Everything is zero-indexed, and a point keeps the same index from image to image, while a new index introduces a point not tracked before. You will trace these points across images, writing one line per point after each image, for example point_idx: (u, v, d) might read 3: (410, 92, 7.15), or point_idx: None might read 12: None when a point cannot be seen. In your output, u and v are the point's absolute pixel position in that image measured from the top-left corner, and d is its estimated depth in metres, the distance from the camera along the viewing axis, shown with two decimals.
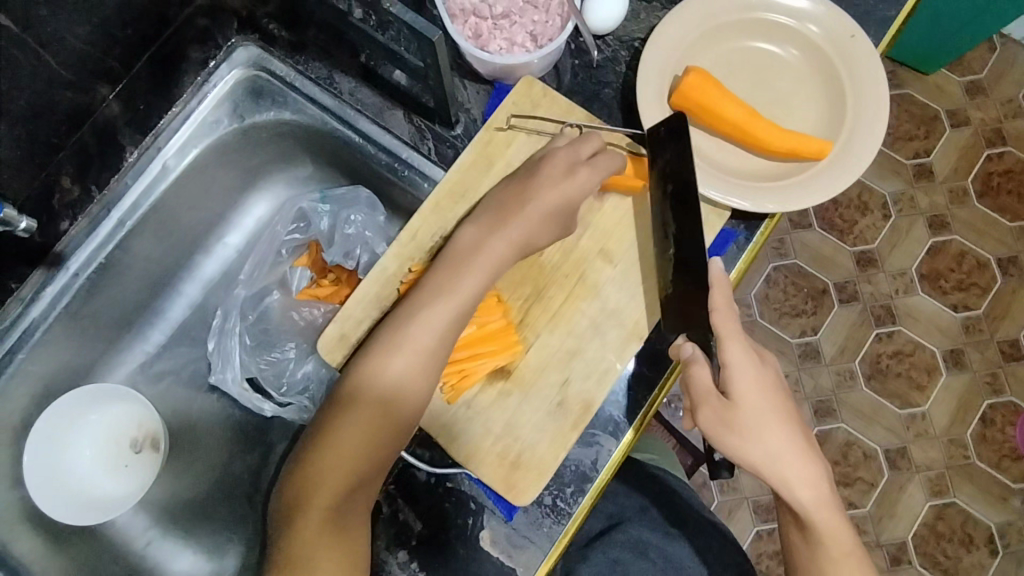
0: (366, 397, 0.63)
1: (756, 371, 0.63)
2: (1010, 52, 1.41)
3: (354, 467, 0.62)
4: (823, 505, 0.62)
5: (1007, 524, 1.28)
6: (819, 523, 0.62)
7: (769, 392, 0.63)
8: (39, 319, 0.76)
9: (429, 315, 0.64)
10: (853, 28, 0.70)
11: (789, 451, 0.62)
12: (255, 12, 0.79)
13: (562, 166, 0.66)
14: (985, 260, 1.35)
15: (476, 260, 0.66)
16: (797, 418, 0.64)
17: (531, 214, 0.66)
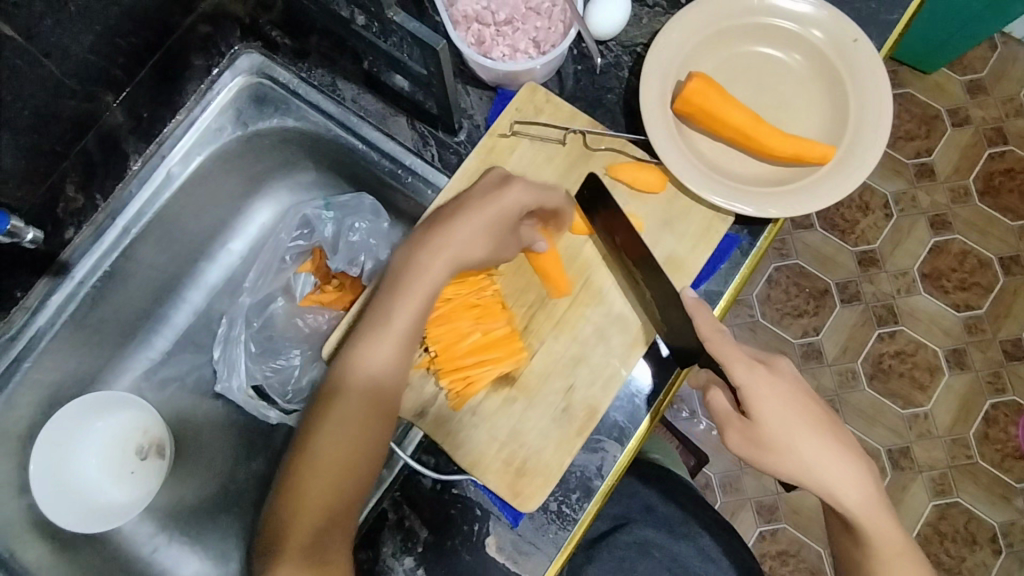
0: (336, 417, 0.60)
1: (776, 387, 0.63)
2: (1011, 50, 1.41)
3: (331, 488, 0.59)
4: (867, 505, 0.63)
5: (1010, 524, 1.28)
6: (865, 523, 0.63)
7: (795, 404, 0.63)
8: (45, 327, 0.76)
9: (377, 342, 0.62)
10: (855, 32, 0.70)
11: (823, 461, 0.63)
12: (258, 19, 0.79)
13: (493, 180, 0.66)
14: (987, 259, 1.35)
15: (414, 281, 0.63)
16: (831, 426, 0.64)
17: (466, 235, 0.64)
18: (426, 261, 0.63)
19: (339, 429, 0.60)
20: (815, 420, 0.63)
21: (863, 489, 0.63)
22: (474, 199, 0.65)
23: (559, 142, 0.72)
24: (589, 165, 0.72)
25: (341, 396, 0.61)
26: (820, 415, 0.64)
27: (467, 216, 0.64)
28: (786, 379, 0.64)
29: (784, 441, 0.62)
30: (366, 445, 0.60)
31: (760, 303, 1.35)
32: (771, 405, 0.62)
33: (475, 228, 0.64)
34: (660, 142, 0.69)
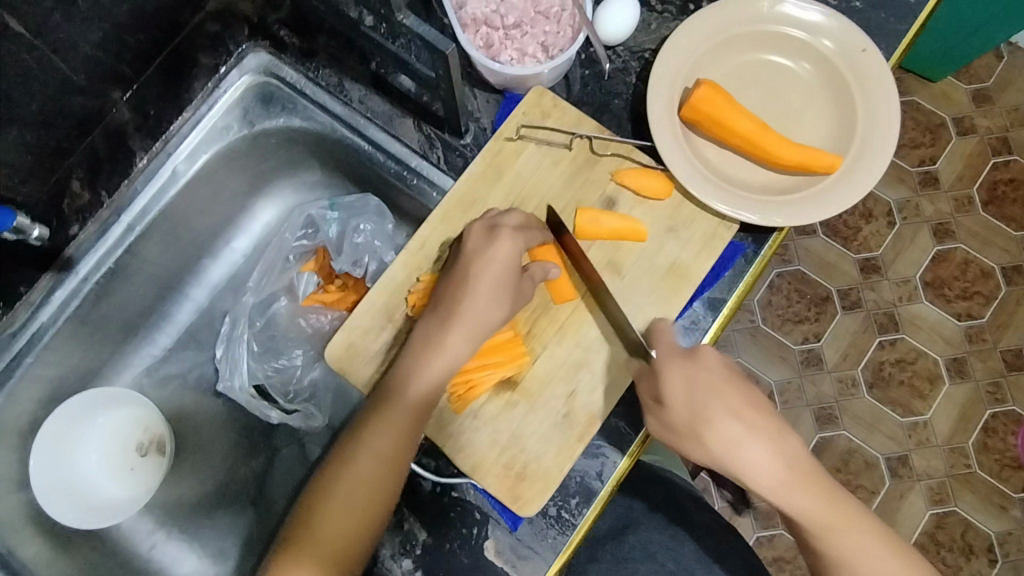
0: (345, 486, 0.62)
1: (690, 373, 0.63)
2: (1018, 60, 1.40)
3: (335, 554, 0.61)
4: (813, 490, 0.62)
5: (1007, 534, 1.28)
6: (815, 511, 0.62)
7: (718, 391, 0.63)
8: (48, 322, 0.76)
9: (394, 412, 0.63)
10: (864, 42, 0.70)
11: (740, 446, 0.62)
12: (267, 18, 0.79)
13: (482, 232, 0.67)
14: (989, 269, 1.35)
15: (425, 343, 0.64)
16: (748, 410, 0.63)
17: (476, 306, 0.64)
18: (440, 337, 0.64)
19: (347, 497, 0.62)
20: (742, 406, 0.64)
21: (804, 473, 0.62)
22: (472, 267, 0.65)
23: (565, 146, 0.72)
24: (595, 170, 0.72)
25: (351, 467, 0.62)
26: (749, 399, 0.64)
27: (474, 289, 0.65)
28: (708, 365, 0.64)
29: (709, 435, 0.63)
30: (373, 512, 0.62)
31: (761, 309, 1.35)
32: (692, 395, 0.63)
33: (483, 301, 0.65)
34: (667, 148, 0.69)
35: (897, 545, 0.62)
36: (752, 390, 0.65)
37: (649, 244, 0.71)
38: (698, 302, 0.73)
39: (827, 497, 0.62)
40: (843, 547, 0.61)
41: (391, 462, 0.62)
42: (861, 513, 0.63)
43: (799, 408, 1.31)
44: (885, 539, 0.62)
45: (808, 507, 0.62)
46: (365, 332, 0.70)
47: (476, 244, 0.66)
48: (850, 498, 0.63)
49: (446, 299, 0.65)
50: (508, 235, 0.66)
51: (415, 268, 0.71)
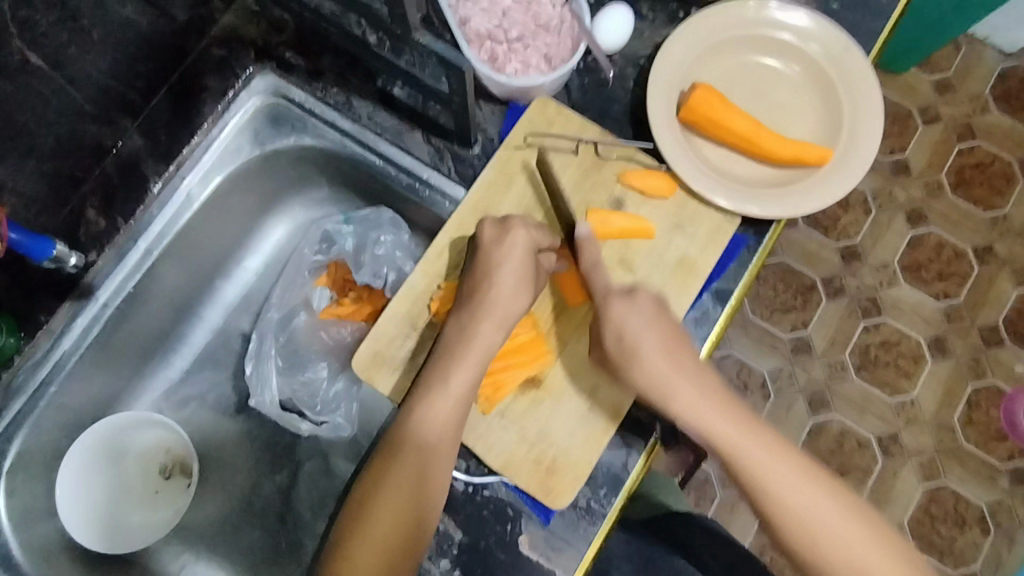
0: (396, 477, 0.64)
1: (629, 310, 0.67)
2: (975, 50, 1.48)
3: (401, 517, 0.64)
4: (732, 420, 0.64)
5: (997, 503, 1.33)
6: (735, 442, 0.63)
7: (647, 331, 0.66)
8: (70, 351, 0.77)
9: (435, 403, 0.65)
10: (845, 41, 0.75)
11: (660, 367, 0.65)
12: (270, 41, 0.81)
13: (495, 227, 0.69)
14: (962, 250, 1.42)
15: (466, 345, 0.67)
16: (672, 342, 0.67)
17: (503, 294, 0.68)
18: (471, 327, 0.67)
19: (399, 488, 0.64)
20: (665, 339, 0.66)
21: (723, 403, 0.65)
22: (493, 258, 0.68)
23: (572, 151, 0.76)
24: (601, 173, 0.75)
25: (399, 460, 0.65)
26: (671, 333, 0.67)
27: (500, 277, 0.67)
28: (641, 306, 0.67)
29: (635, 368, 0.65)
30: (426, 497, 0.64)
31: (750, 301, 1.40)
32: (619, 330, 0.66)
33: (508, 287, 0.68)
34: (669, 149, 0.73)
35: (820, 474, 0.64)
36: (675, 326, 0.68)
37: (657, 241, 0.74)
38: (706, 294, 0.76)
39: (734, 424, 0.64)
40: (770, 479, 0.62)
41: (438, 450, 0.65)
42: (782, 443, 0.64)
43: (792, 394, 1.36)
44: (810, 470, 0.63)
45: (732, 438, 0.63)
46: (390, 340, 0.72)
47: (491, 237, 0.69)
48: (768, 428, 0.65)
49: (471, 291, 0.68)
50: (521, 225, 0.69)
51: (435, 275, 0.73)
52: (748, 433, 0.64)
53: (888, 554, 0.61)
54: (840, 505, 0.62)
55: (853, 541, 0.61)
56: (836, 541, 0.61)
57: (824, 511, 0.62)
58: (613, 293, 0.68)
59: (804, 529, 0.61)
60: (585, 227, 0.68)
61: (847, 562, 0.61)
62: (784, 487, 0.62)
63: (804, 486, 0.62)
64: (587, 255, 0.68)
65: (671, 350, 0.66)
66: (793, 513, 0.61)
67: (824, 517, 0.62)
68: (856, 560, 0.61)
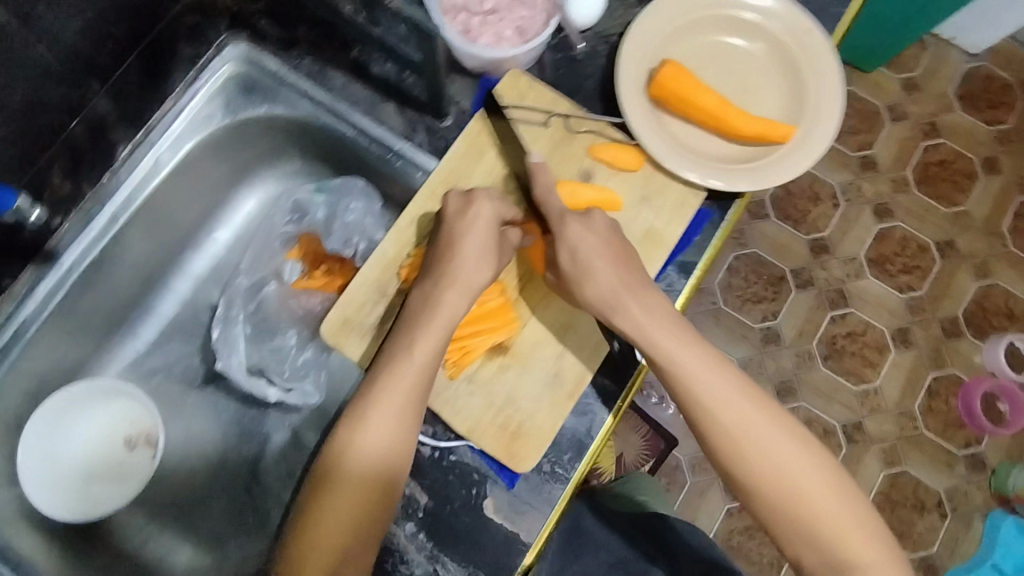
0: (360, 446, 0.64)
1: (589, 227, 0.68)
2: (941, 50, 1.53)
3: (386, 448, 0.64)
4: (678, 338, 0.66)
5: (954, 489, 1.38)
6: (678, 355, 0.65)
7: (601, 251, 0.67)
8: (33, 316, 0.75)
9: (399, 367, 0.65)
10: (809, 23, 0.77)
11: (617, 290, 0.67)
12: (244, 9, 0.81)
13: (458, 202, 0.70)
14: (925, 244, 1.46)
15: (433, 315, 0.67)
16: (631, 268, 0.68)
17: (467, 265, 0.68)
18: (434, 295, 0.68)
19: (364, 456, 0.64)
20: (622, 262, 0.68)
21: (669, 321, 0.66)
22: (456, 231, 0.69)
23: (543, 124, 0.77)
24: (572, 146, 0.77)
25: (364, 426, 0.64)
26: (624, 257, 0.68)
27: (464, 247, 0.68)
28: (594, 224, 0.69)
29: (590, 285, 0.67)
30: (404, 432, 0.65)
31: (722, 290, 1.43)
32: (575, 247, 0.67)
33: (471, 261, 0.68)
34: (638, 123, 0.75)
35: (756, 394, 0.65)
36: (625, 248, 0.69)
37: (625, 213, 0.76)
38: (672, 267, 0.78)
39: (684, 346, 0.65)
40: (705, 392, 0.64)
41: (404, 422, 0.65)
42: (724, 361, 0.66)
43: (761, 382, 1.39)
44: (747, 389, 0.65)
45: (673, 354, 0.65)
46: (359, 306, 0.72)
47: (456, 209, 0.70)
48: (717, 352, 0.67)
49: (436, 262, 0.69)
50: (487, 199, 0.70)
51: (405, 244, 0.73)
52: (691, 348, 0.66)
53: (819, 474, 0.63)
54: (776, 424, 0.64)
55: (784, 458, 0.63)
56: (767, 460, 0.63)
57: (755, 427, 0.64)
58: (567, 213, 0.69)
59: (735, 442, 0.63)
60: (536, 156, 0.72)
61: (778, 476, 0.63)
62: (720, 400, 0.64)
63: (738, 404, 0.64)
64: (541, 181, 0.71)
65: (625, 272, 0.68)
66: (723, 428, 0.64)
67: (758, 432, 0.63)
68: (787, 476, 0.62)
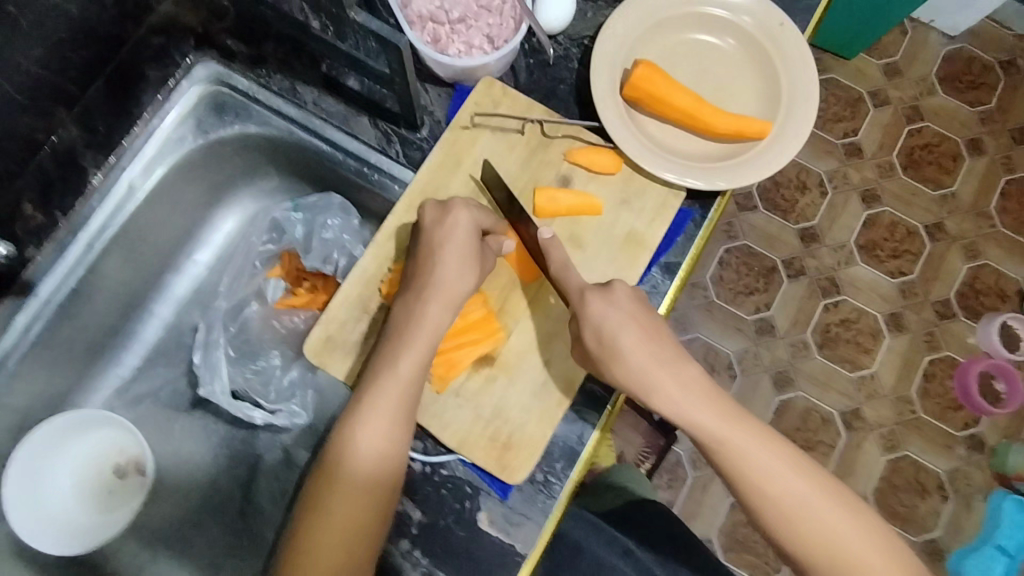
0: (351, 465, 0.64)
1: (613, 305, 0.66)
2: (920, 34, 1.53)
3: (379, 452, 0.64)
4: (718, 413, 0.64)
5: (955, 471, 1.38)
6: (719, 432, 0.63)
7: (627, 324, 0.65)
8: (11, 349, 0.75)
9: (382, 382, 0.64)
10: (781, 16, 0.77)
11: (646, 366, 0.64)
12: (210, 28, 0.80)
13: (436, 210, 0.69)
14: (914, 228, 1.46)
15: (418, 328, 0.66)
16: (658, 341, 0.65)
17: (449, 274, 0.67)
18: (418, 310, 0.67)
19: (355, 472, 0.64)
20: (649, 333, 0.65)
21: (705, 394, 0.64)
22: (435, 239, 0.68)
23: (518, 131, 0.76)
24: (549, 152, 0.76)
25: (353, 443, 0.64)
26: (654, 329, 0.66)
27: (444, 255, 0.67)
28: (618, 299, 0.66)
29: (620, 364, 0.65)
30: (395, 437, 0.64)
31: (713, 284, 1.42)
32: (601, 330, 0.65)
33: (452, 269, 0.67)
34: (614, 126, 0.74)
35: (803, 464, 0.64)
36: (657, 321, 0.67)
37: (606, 216, 0.75)
38: (656, 268, 0.77)
39: (718, 418, 0.63)
40: (755, 471, 0.62)
41: (394, 438, 0.64)
42: (767, 432, 0.64)
43: (757, 374, 1.39)
44: (793, 459, 0.63)
45: (714, 428, 0.63)
46: (342, 324, 0.71)
47: (433, 219, 0.69)
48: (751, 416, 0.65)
49: (415, 274, 0.68)
50: (462, 206, 0.69)
51: (385, 258, 0.73)
52: (733, 426, 0.63)
53: (876, 544, 0.61)
54: (832, 501, 0.62)
55: (842, 533, 0.61)
56: (816, 525, 0.61)
57: (809, 502, 0.62)
58: (589, 289, 0.66)
59: (791, 520, 0.61)
60: (547, 231, 0.69)
61: (828, 543, 0.61)
62: (771, 478, 0.62)
63: (788, 477, 0.62)
64: (554, 256, 0.69)
65: (653, 343, 0.65)
66: (769, 499, 0.62)
67: (811, 507, 0.62)
68: (845, 553, 0.61)
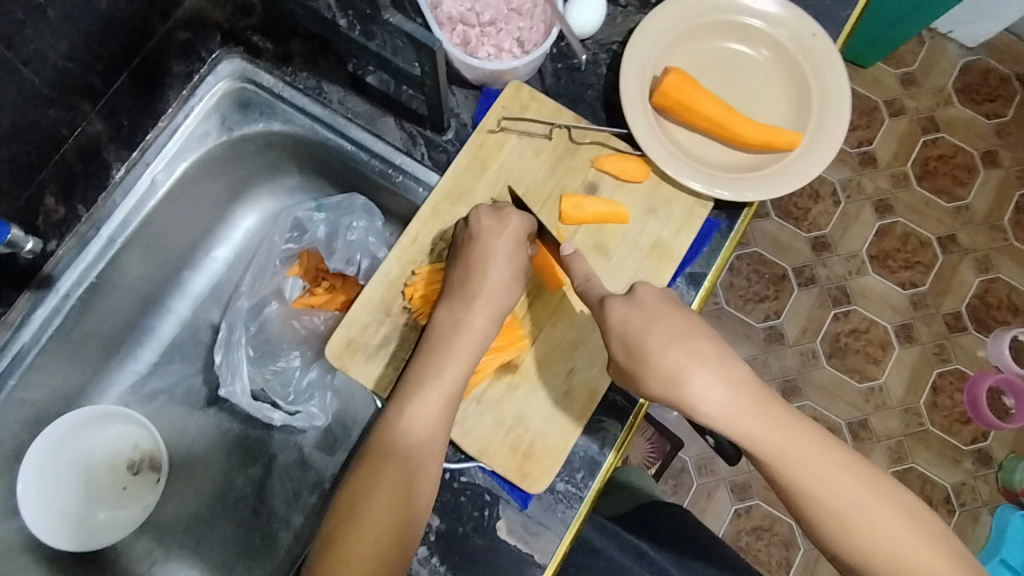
0: (388, 476, 0.62)
1: (636, 306, 0.63)
2: (938, 44, 1.52)
3: (414, 454, 0.63)
4: (767, 420, 0.58)
5: (961, 484, 1.37)
6: (769, 440, 0.58)
7: (655, 324, 0.61)
8: (30, 343, 0.74)
9: (427, 394, 0.64)
10: (813, 27, 0.76)
11: (687, 365, 0.59)
12: (237, 24, 0.79)
13: (491, 214, 0.69)
14: (927, 239, 1.45)
15: (461, 335, 0.66)
16: (698, 338, 0.60)
17: (496, 283, 0.68)
18: (465, 319, 0.67)
19: (390, 484, 0.62)
20: (681, 334, 0.60)
21: (755, 400, 0.58)
22: (489, 248, 0.67)
23: (545, 136, 0.75)
24: (576, 158, 0.75)
25: (389, 452, 0.63)
26: (690, 330, 0.61)
27: (493, 266, 0.67)
28: (642, 301, 0.64)
29: (652, 372, 0.60)
30: (432, 440, 0.64)
31: (723, 291, 1.42)
32: (626, 331, 0.62)
33: (501, 280, 0.68)
34: (642, 133, 0.73)
35: (859, 467, 0.59)
36: (691, 319, 0.62)
37: (631, 225, 0.75)
38: (680, 278, 0.77)
39: (766, 424, 0.58)
40: (806, 480, 0.58)
41: (429, 450, 0.64)
42: (819, 438, 0.59)
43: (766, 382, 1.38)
44: (850, 466, 0.59)
45: (766, 441, 0.58)
46: (364, 327, 0.71)
47: (488, 225, 0.69)
48: (802, 419, 0.60)
49: (461, 278, 0.68)
50: (516, 213, 0.70)
51: (409, 261, 0.72)
52: (783, 431, 0.58)
53: (936, 550, 0.58)
54: (890, 507, 0.58)
55: (901, 542, 0.57)
56: (869, 531, 0.58)
57: (864, 509, 0.58)
58: (610, 296, 0.65)
59: (844, 528, 0.58)
60: (569, 247, 0.67)
61: (885, 550, 0.57)
62: (823, 486, 0.58)
63: (842, 483, 0.58)
64: (577, 268, 0.68)
65: (690, 345, 0.60)
66: (820, 503, 0.58)
67: (867, 514, 0.58)
68: (906, 563, 0.57)
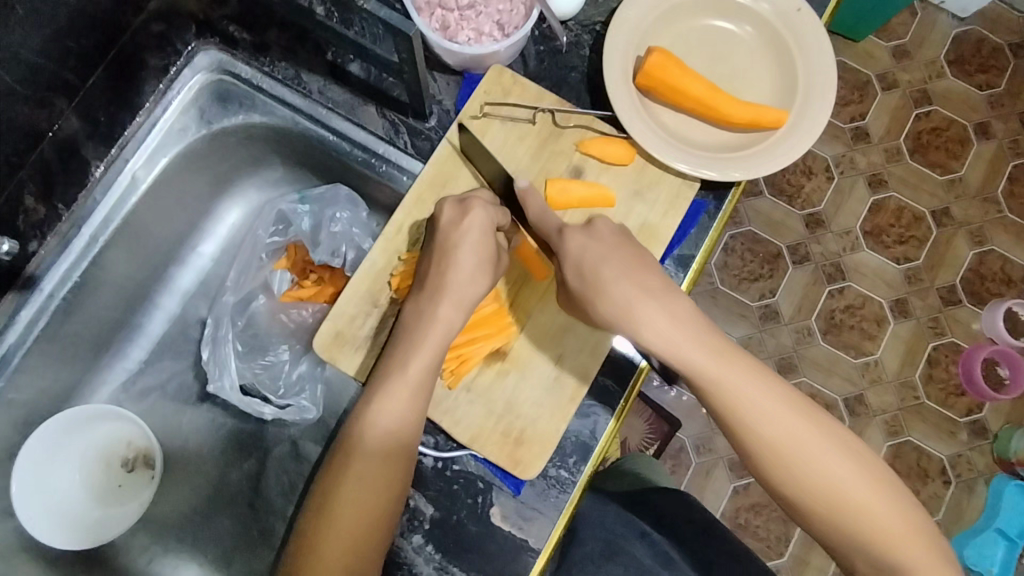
0: (360, 468, 0.63)
1: (594, 237, 0.66)
2: (930, 16, 1.50)
3: (388, 448, 0.64)
4: (707, 349, 0.62)
5: (957, 456, 1.38)
6: (709, 365, 0.62)
7: (609, 256, 0.65)
8: (16, 344, 0.74)
9: (394, 390, 0.64)
10: (798, 2, 0.75)
11: (633, 296, 0.64)
12: (212, 14, 0.77)
13: (452, 210, 0.68)
14: (921, 213, 1.45)
15: (428, 332, 0.66)
16: (648, 275, 0.65)
17: (459, 280, 0.66)
18: (427, 314, 0.66)
19: (359, 479, 0.63)
20: (634, 268, 0.65)
21: (695, 330, 0.63)
22: (449, 242, 0.66)
23: (529, 121, 0.74)
24: (560, 142, 0.75)
25: (358, 453, 0.64)
26: (642, 265, 0.65)
27: (457, 260, 0.66)
28: (599, 233, 0.67)
29: (602, 299, 0.64)
30: (402, 436, 0.64)
31: (717, 270, 1.42)
32: (580, 262, 0.65)
33: (466, 270, 0.67)
34: (626, 116, 0.72)
35: (800, 405, 0.62)
36: (642, 254, 0.66)
37: (619, 209, 0.74)
38: (669, 260, 0.76)
39: (702, 352, 0.62)
40: (745, 410, 0.61)
41: (397, 442, 0.64)
42: (759, 371, 0.62)
43: (761, 360, 1.39)
44: (789, 400, 0.62)
45: (705, 366, 0.62)
46: (351, 319, 0.70)
47: (451, 219, 0.67)
48: (746, 356, 0.63)
49: (427, 274, 0.67)
50: (480, 205, 0.68)
51: (395, 250, 0.72)
52: (720, 360, 0.62)
53: (876, 489, 0.60)
54: (824, 441, 0.61)
55: (832, 469, 0.60)
56: (802, 459, 0.60)
57: (802, 442, 0.60)
58: (568, 226, 0.66)
59: (782, 460, 0.60)
60: (524, 180, 0.66)
61: (816, 478, 0.60)
62: (758, 413, 0.61)
63: (780, 415, 0.61)
64: (532, 204, 0.67)
65: (639, 278, 0.64)
66: (757, 429, 0.61)
67: (801, 443, 0.60)
68: (834, 489, 0.60)
